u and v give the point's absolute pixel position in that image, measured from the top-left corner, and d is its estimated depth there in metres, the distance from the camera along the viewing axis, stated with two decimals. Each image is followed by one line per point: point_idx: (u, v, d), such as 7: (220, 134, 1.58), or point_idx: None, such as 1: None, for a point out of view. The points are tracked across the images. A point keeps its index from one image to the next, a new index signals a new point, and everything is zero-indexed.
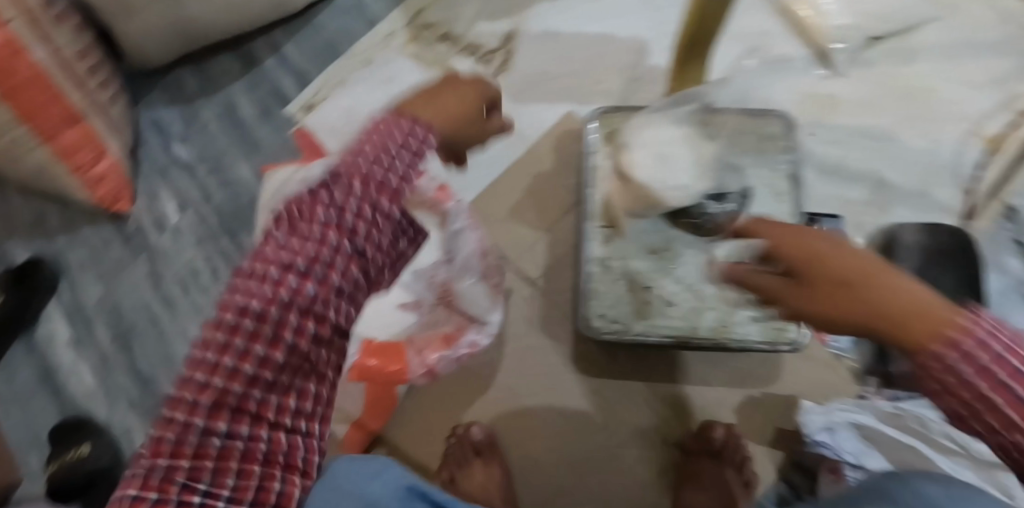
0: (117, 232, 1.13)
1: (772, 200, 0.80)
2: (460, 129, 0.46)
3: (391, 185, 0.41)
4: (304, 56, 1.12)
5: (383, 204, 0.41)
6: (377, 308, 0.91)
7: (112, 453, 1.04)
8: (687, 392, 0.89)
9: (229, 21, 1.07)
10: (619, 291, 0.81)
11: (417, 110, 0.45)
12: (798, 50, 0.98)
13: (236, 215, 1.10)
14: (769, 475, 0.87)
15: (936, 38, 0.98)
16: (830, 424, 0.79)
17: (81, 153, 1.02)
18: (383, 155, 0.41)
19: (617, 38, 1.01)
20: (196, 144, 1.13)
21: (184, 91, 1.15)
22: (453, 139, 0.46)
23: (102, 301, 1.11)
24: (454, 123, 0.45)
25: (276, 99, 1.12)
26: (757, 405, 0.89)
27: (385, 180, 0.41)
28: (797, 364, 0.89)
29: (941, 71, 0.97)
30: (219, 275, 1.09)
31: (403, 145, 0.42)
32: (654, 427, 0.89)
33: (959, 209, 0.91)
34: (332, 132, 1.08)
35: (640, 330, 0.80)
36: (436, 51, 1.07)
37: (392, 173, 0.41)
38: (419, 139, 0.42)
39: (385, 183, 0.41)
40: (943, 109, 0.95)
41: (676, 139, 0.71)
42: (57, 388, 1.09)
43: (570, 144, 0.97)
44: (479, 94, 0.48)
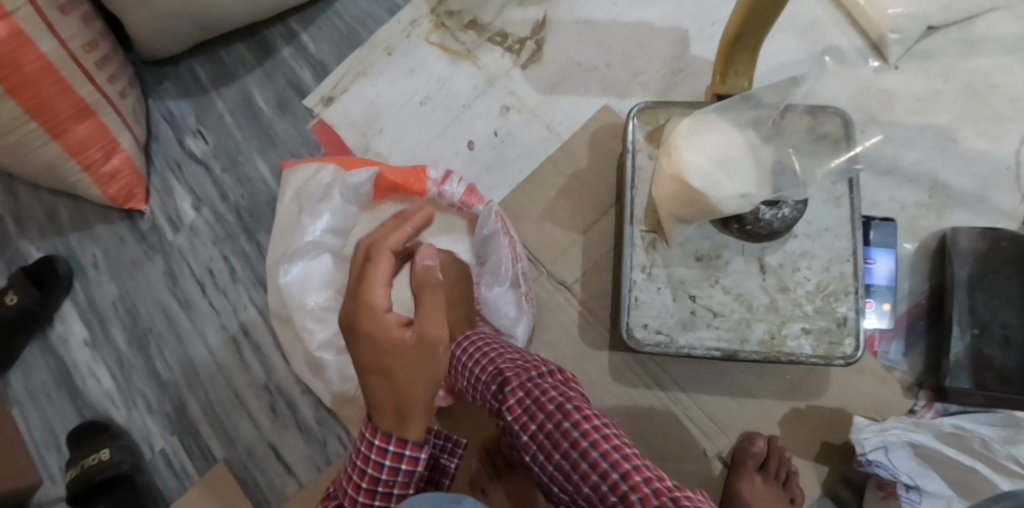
0: (131, 231, 1.09)
1: (828, 205, 0.77)
2: (393, 353, 0.55)
3: (371, 481, 0.56)
4: (322, 44, 1.06)
5: (373, 494, 0.57)
6: None
7: (131, 457, 1.00)
8: (730, 403, 0.86)
9: (246, 10, 0.99)
10: (663, 301, 0.77)
11: (382, 362, 0.55)
12: (850, 40, 0.92)
13: (254, 213, 1.06)
14: (814, 491, 0.83)
15: (1000, 29, 0.90)
16: (887, 444, 0.75)
17: (92, 150, 0.96)
18: (368, 472, 0.56)
19: (655, 26, 0.96)
20: (210, 139, 1.08)
21: (197, 82, 1.10)
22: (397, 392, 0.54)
23: (118, 301, 1.08)
24: (389, 379, 0.54)
25: (295, 90, 1.06)
26: (803, 418, 0.84)
27: (373, 479, 0.56)
28: (847, 376, 0.85)
29: (1004, 65, 0.89)
30: (237, 277, 1.05)
31: (379, 457, 0.54)
32: (694, 440, 0.85)
33: (1017, 216, 0.86)
34: (354, 126, 1.02)
35: (685, 341, 0.76)
36: (462, 40, 1.01)
37: (376, 476, 0.56)
38: (393, 446, 0.54)
39: (373, 481, 0.56)
40: (1004, 108, 0.88)
41: (736, 143, 0.67)
42: (74, 390, 1.06)
43: (606, 140, 0.93)
44: (395, 334, 0.55)
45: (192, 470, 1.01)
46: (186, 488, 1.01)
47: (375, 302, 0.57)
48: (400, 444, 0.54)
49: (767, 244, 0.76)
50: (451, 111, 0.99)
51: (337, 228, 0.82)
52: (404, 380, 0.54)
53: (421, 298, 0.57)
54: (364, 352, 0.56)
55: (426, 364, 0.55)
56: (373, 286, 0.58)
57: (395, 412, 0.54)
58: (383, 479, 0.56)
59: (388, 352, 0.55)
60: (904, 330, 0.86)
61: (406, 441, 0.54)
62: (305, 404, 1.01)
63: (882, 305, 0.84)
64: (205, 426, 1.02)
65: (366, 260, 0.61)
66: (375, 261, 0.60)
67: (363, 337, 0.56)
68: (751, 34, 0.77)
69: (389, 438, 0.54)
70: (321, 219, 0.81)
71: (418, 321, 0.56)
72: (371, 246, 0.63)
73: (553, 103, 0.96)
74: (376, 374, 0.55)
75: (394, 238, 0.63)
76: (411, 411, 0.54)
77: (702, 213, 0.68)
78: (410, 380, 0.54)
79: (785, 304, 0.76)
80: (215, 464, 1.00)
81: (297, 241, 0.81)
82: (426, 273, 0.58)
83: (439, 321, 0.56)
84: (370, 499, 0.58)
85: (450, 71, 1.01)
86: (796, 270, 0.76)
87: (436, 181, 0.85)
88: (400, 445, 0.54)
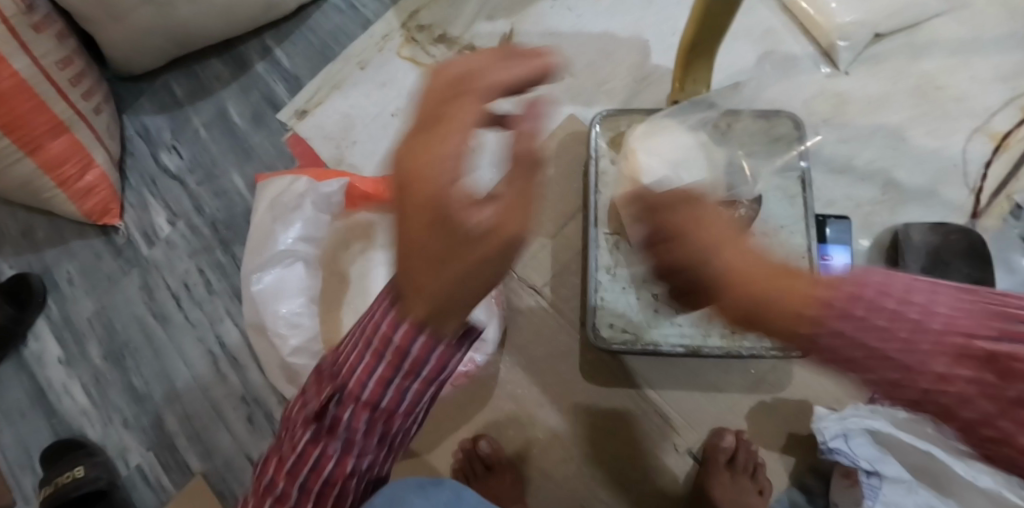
0: (106, 246, 1.09)
1: (784, 203, 0.81)
2: (453, 253, 0.34)
3: (380, 353, 0.46)
4: (297, 59, 1.08)
5: (374, 371, 0.47)
6: None
7: (108, 473, 0.99)
8: (699, 398, 0.88)
9: (221, 25, 1.02)
10: (628, 301, 0.81)
11: (422, 258, 0.35)
12: (803, 48, 0.96)
13: (230, 225, 1.07)
14: (782, 481, 0.86)
15: (942, 34, 0.95)
16: (846, 431, 0.78)
17: (67, 166, 0.97)
18: (381, 348, 0.46)
19: (620, 37, 1.01)
20: (186, 153, 1.09)
21: (173, 97, 1.11)
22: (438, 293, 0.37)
23: (93, 317, 1.07)
24: (434, 277, 0.36)
25: (270, 105, 1.08)
26: (769, 411, 0.87)
27: (377, 352, 0.46)
28: (809, 368, 0.87)
29: (948, 68, 0.94)
30: (213, 288, 1.06)
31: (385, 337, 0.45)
32: (665, 436, 0.88)
33: (966, 209, 0.90)
34: (328, 139, 1.05)
35: (650, 338, 0.79)
36: (433, 53, 1.05)
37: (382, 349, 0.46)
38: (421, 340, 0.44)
39: (379, 354, 0.46)
40: (950, 108, 0.93)
41: (689, 147, 0.71)
42: (48, 409, 1.05)
43: (574, 146, 0.97)
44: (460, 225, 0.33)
45: (169, 483, 1.01)
46: (164, 501, 1.01)
47: (429, 166, 0.33)
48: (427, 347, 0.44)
49: None
50: None
51: (310, 237, 0.85)
52: (464, 277, 0.35)
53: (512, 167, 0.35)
54: (414, 215, 0.34)
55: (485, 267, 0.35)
56: (430, 149, 0.34)
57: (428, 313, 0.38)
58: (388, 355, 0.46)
59: (445, 245, 0.34)
60: None
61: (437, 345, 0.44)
62: (283, 413, 1.02)
63: None
64: (182, 440, 1.02)
65: (466, 91, 0.36)
66: (453, 106, 0.35)
67: (410, 212, 0.34)
68: (706, 42, 0.81)
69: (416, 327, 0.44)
70: (294, 228, 0.83)
71: (508, 208, 0.34)
72: (468, 66, 0.37)
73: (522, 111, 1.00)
74: (422, 261, 0.35)
75: (509, 74, 0.37)
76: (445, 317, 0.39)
77: None
78: (469, 281, 0.36)
79: None
80: (192, 477, 1.00)
81: (270, 249, 0.82)
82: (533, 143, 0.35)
83: (532, 206, 0.34)
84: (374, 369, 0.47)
85: (421, 83, 1.04)
86: None
87: None
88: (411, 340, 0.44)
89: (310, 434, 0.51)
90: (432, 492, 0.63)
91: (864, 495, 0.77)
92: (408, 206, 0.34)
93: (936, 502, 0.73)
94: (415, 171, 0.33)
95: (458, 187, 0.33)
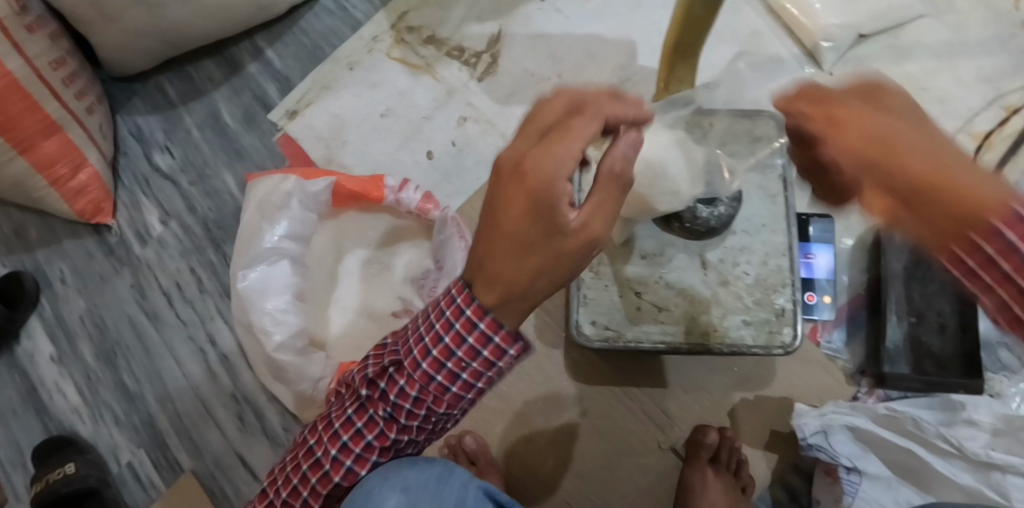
0: (99, 245, 1.10)
1: (765, 202, 0.82)
2: (547, 243, 0.47)
3: (445, 358, 0.52)
4: (288, 61, 1.09)
5: (432, 372, 0.53)
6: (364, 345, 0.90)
7: (98, 470, 1.00)
8: (682, 396, 0.89)
9: (212, 27, 1.03)
10: (610, 298, 0.81)
11: (518, 244, 0.47)
12: (788, 49, 0.97)
13: (221, 225, 1.08)
14: (764, 479, 0.86)
15: (926, 36, 0.96)
16: (827, 427, 0.78)
17: (59, 166, 0.98)
18: (444, 346, 0.51)
19: (606, 39, 1.04)
20: (178, 153, 1.10)
21: (166, 98, 1.12)
22: (520, 282, 0.48)
23: (85, 316, 1.08)
24: (520, 260, 0.48)
25: (261, 105, 1.09)
26: (750, 408, 0.88)
27: (445, 354, 0.52)
28: (791, 365, 0.88)
29: (931, 69, 0.95)
30: (204, 287, 1.07)
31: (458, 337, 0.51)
32: (648, 433, 0.88)
33: None
34: (318, 139, 1.06)
35: (632, 335, 0.80)
36: (422, 55, 1.07)
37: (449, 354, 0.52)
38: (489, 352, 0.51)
39: (444, 357, 0.52)
40: (933, 108, 0.94)
41: (671, 143, 0.69)
42: (40, 406, 1.05)
43: None
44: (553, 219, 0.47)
45: (159, 481, 1.02)
46: (154, 499, 1.01)
47: (543, 166, 0.46)
48: (495, 329, 0.50)
49: (707, 241, 0.81)
50: (410, 124, 1.04)
51: (297, 234, 0.86)
52: (547, 260, 0.48)
53: (600, 178, 0.49)
54: (512, 200, 0.47)
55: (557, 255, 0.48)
56: (551, 153, 0.47)
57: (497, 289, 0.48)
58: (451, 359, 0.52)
59: (540, 230, 0.47)
60: (845, 320, 0.89)
61: (500, 328, 0.50)
62: (272, 411, 1.02)
63: (824, 297, 0.89)
64: (172, 438, 1.03)
65: (572, 114, 0.49)
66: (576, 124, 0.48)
67: (521, 202, 0.47)
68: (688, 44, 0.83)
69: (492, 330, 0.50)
70: (280, 226, 0.84)
71: (585, 207, 0.49)
72: (582, 99, 0.51)
73: (507, 113, 1.03)
74: (510, 238, 0.48)
75: (615, 107, 0.52)
76: (524, 299, 0.49)
77: (638, 211, 0.73)
78: (545, 266, 0.48)
79: (727, 297, 0.80)
80: (181, 475, 1.01)
81: (257, 246, 0.83)
82: (622, 164, 0.49)
83: (606, 213, 0.49)
84: (434, 366, 0.53)
85: (411, 84, 1.06)
86: (735, 265, 0.81)
87: (392, 190, 0.88)
88: (479, 316, 0.50)
89: (367, 396, 0.58)
90: (421, 467, 0.63)
91: (843, 491, 0.77)
92: (513, 193, 0.47)
93: (916, 500, 0.74)
94: (528, 169, 0.47)
95: (564, 196, 0.47)
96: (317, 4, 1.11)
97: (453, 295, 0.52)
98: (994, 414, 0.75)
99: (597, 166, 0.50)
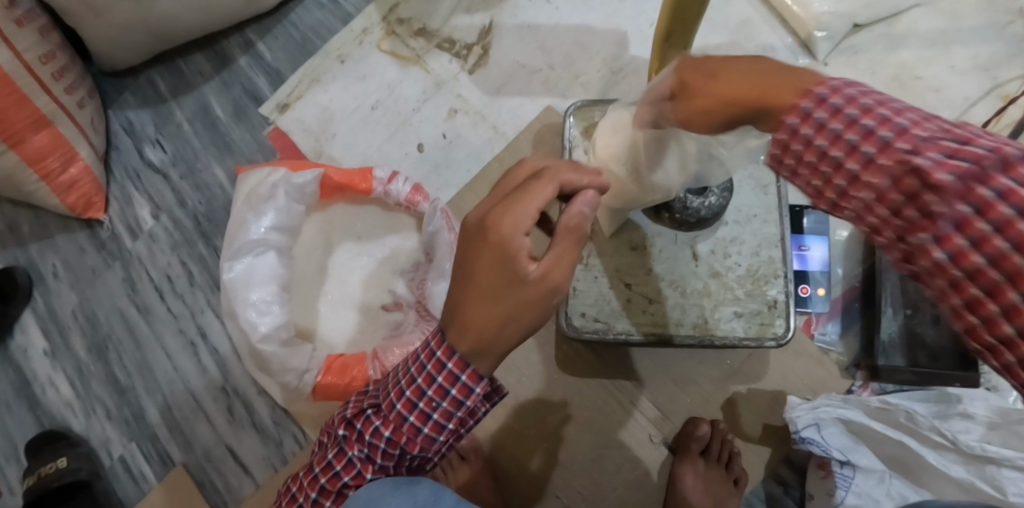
0: (90, 239, 1.10)
1: (756, 193, 0.81)
2: (510, 289, 0.50)
3: (417, 395, 0.54)
4: (278, 53, 1.09)
5: (404, 411, 0.55)
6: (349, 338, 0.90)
7: (90, 464, 1.00)
8: (673, 389, 0.88)
9: (202, 20, 1.02)
10: (600, 289, 0.80)
11: (480, 295, 0.50)
12: (782, 38, 0.96)
13: (211, 219, 1.08)
14: (757, 473, 0.85)
15: (920, 24, 0.95)
16: (818, 420, 0.77)
17: (49, 160, 0.98)
18: (418, 384, 0.54)
19: (596, 30, 1.03)
20: (169, 147, 1.10)
21: (156, 93, 1.12)
22: (488, 329, 0.51)
23: (77, 311, 1.08)
24: (484, 307, 0.50)
25: (251, 98, 1.08)
26: (743, 400, 0.87)
27: (419, 391, 0.54)
28: (784, 358, 0.87)
29: (925, 57, 0.94)
30: (195, 281, 1.07)
31: (433, 373, 0.54)
32: (640, 426, 0.87)
33: None
34: (307, 132, 1.05)
35: (621, 328, 0.79)
36: (412, 47, 1.06)
37: (424, 390, 0.54)
38: (460, 386, 0.53)
39: (418, 393, 0.54)
40: (928, 97, 0.92)
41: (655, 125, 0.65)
42: (32, 400, 1.05)
43: (550, 138, 0.99)
44: (512, 270, 0.49)
45: (150, 475, 1.02)
46: (145, 493, 1.01)
47: (504, 223, 0.49)
48: (461, 367, 0.53)
49: (699, 232, 0.81)
50: (399, 116, 1.04)
51: (281, 227, 0.85)
52: (509, 312, 0.50)
53: (559, 233, 0.50)
54: (480, 254, 0.50)
55: (523, 302, 0.50)
56: (510, 214, 0.49)
57: (465, 339, 0.51)
58: (424, 397, 0.54)
59: (501, 281, 0.50)
60: (840, 313, 0.88)
61: (466, 367, 0.53)
62: (262, 404, 1.02)
63: (818, 290, 0.88)
64: (164, 432, 1.03)
65: (532, 177, 0.53)
66: (540, 183, 0.51)
67: (483, 253, 0.50)
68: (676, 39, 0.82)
69: (465, 369, 0.53)
70: (266, 218, 0.84)
71: (547, 258, 0.50)
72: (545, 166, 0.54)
73: (498, 105, 1.02)
74: (478, 289, 0.51)
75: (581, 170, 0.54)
76: (494, 346, 0.51)
77: (632, 202, 0.74)
78: (511, 313, 0.50)
79: (717, 288, 0.79)
80: (173, 468, 1.01)
81: (242, 238, 0.83)
82: (580, 219, 0.50)
83: (568, 263, 0.50)
84: (408, 407, 0.55)
85: (400, 76, 1.05)
86: (727, 256, 0.80)
87: (381, 181, 0.87)
88: (448, 356, 0.53)
89: (343, 437, 0.59)
90: (409, 491, 0.58)
91: (837, 486, 0.77)
92: (476, 248, 0.51)
93: (908, 494, 0.73)
94: (490, 226, 0.50)
95: (522, 247, 0.49)
96: None
97: (430, 346, 0.55)
98: (990, 407, 0.73)
99: (555, 222, 0.51)
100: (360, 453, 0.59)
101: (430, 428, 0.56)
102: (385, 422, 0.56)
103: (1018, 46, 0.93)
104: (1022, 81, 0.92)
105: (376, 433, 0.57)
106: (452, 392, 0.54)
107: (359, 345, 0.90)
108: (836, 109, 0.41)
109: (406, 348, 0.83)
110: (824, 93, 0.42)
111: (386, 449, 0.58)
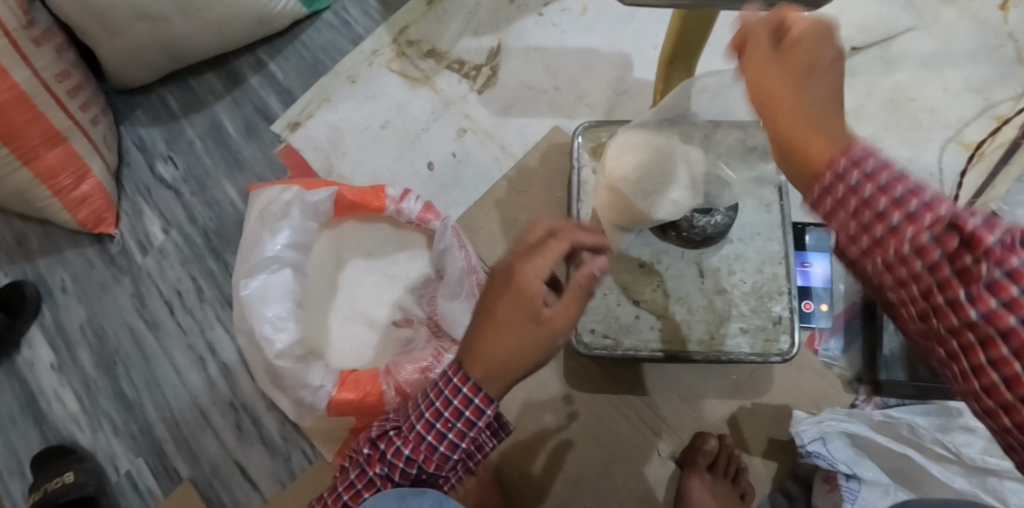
0: (100, 254, 1.10)
1: (760, 211, 0.84)
2: (521, 327, 0.52)
3: (435, 417, 0.55)
4: (289, 73, 1.11)
5: (422, 432, 0.56)
6: (359, 352, 0.91)
7: (96, 479, 0.99)
8: (680, 404, 0.89)
9: (215, 40, 1.04)
10: (608, 305, 0.82)
11: (497, 331, 0.52)
12: None
13: (222, 235, 1.09)
14: (763, 487, 0.86)
15: (915, 48, 0.98)
16: (823, 434, 0.78)
17: (62, 176, 0.99)
18: (436, 406, 0.55)
19: (601, 52, 1.06)
20: (181, 164, 1.11)
21: (168, 111, 1.13)
22: (498, 363, 0.52)
23: (86, 325, 1.08)
24: (495, 341, 0.52)
25: (262, 117, 1.10)
26: (748, 415, 0.88)
27: (437, 413, 0.55)
28: (788, 373, 0.89)
29: (920, 79, 0.97)
30: (204, 296, 1.08)
31: (451, 396, 0.54)
32: (647, 440, 0.89)
33: None
34: (318, 150, 1.07)
35: (630, 344, 0.81)
36: (421, 68, 1.08)
37: (442, 413, 0.55)
38: (476, 408, 0.54)
39: (437, 415, 0.55)
40: (923, 118, 0.95)
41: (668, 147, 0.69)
42: (38, 413, 1.05)
43: (556, 156, 1.02)
44: (529, 312, 0.52)
45: (157, 491, 1.02)
46: None
47: (524, 268, 0.53)
48: (474, 392, 0.53)
49: (704, 249, 0.83)
50: (408, 135, 1.06)
51: (296, 244, 0.87)
52: (519, 350, 0.52)
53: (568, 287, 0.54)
54: (499, 293, 0.53)
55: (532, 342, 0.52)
56: (531, 262, 0.53)
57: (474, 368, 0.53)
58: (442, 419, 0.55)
59: (514, 318, 0.52)
60: (842, 328, 0.90)
61: (480, 392, 0.53)
62: (269, 419, 1.03)
63: (820, 305, 0.90)
64: (171, 446, 1.03)
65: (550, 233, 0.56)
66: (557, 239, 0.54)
67: (501, 295, 0.53)
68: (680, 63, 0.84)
69: (479, 392, 0.54)
70: (282, 236, 0.86)
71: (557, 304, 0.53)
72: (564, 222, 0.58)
73: (506, 124, 1.05)
74: (493, 325, 0.53)
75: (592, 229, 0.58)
76: (502, 376, 0.53)
77: (638, 220, 0.75)
78: (521, 348, 0.52)
79: (722, 304, 0.81)
80: (180, 483, 1.01)
81: (258, 255, 0.84)
82: (588, 278, 0.54)
83: (573, 314, 0.54)
84: (426, 429, 0.56)
85: (409, 96, 1.08)
86: (732, 273, 0.82)
87: (393, 199, 0.89)
88: (463, 382, 0.54)
89: (366, 457, 0.60)
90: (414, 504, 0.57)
91: (843, 499, 0.76)
92: (495, 292, 0.54)
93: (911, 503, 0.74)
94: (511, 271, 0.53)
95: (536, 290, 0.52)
96: (318, 18, 1.12)
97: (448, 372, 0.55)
98: None
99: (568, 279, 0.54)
100: (382, 472, 0.60)
101: (446, 448, 0.56)
102: (404, 443, 0.57)
103: (1009, 68, 0.96)
104: (1013, 103, 0.95)
105: (396, 454, 0.58)
106: (468, 415, 0.54)
107: (371, 361, 0.91)
108: (879, 180, 0.37)
109: (418, 363, 0.84)
110: (848, 161, 0.38)
111: (405, 468, 0.59)
